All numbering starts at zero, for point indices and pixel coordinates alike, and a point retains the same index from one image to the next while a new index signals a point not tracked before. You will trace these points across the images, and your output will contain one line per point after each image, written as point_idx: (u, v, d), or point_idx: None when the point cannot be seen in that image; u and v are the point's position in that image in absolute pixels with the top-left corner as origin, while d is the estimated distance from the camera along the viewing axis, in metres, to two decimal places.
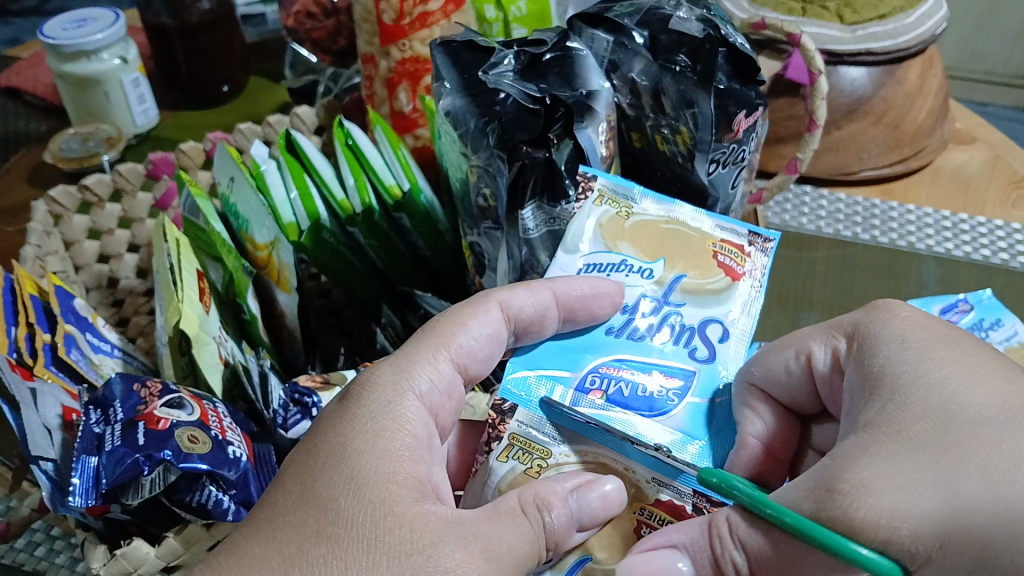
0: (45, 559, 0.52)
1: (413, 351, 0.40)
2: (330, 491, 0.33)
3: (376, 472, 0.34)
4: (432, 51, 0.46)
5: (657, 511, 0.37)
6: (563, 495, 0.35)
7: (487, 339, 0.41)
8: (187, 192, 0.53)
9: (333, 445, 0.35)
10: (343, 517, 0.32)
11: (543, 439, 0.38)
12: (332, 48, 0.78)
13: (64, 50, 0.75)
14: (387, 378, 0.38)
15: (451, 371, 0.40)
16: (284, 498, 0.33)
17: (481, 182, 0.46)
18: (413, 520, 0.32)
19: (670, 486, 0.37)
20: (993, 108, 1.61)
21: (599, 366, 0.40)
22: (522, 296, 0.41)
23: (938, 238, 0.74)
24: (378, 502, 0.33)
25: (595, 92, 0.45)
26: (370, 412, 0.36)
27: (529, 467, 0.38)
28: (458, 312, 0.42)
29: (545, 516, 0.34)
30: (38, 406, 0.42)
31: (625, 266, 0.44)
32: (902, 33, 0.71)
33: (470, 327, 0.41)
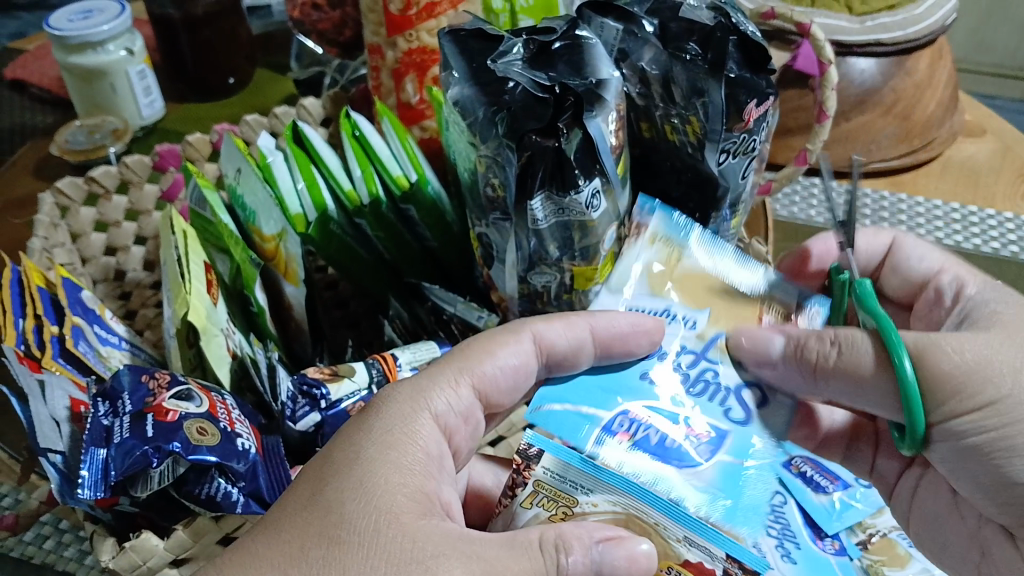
0: (53, 552, 0.52)
1: (436, 372, 0.39)
2: (338, 495, 0.33)
3: (388, 484, 0.34)
4: (440, 41, 0.46)
5: (683, 572, 0.36)
6: (588, 543, 0.33)
7: (512, 371, 0.41)
8: (193, 184, 0.53)
9: (347, 452, 0.35)
10: (349, 521, 0.32)
11: (568, 488, 0.37)
12: (338, 39, 0.78)
13: (69, 42, 0.74)
14: (405, 396, 0.38)
15: (470, 397, 0.39)
16: (290, 502, 0.33)
17: (490, 173, 0.46)
18: (415, 532, 0.32)
19: (702, 548, 0.35)
20: (1001, 101, 1.56)
21: (630, 410, 0.39)
22: (558, 328, 0.40)
23: (948, 230, 0.74)
24: (382, 508, 0.33)
25: (605, 80, 0.43)
26: (387, 425, 0.36)
27: (552, 514, 0.37)
28: (491, 338, 0.41)
29: (562, 557, 0.33)
30: (46, 398, 0.42)
31: (668, 314, 0.42)
32: (911, 25, 0.72)
33: (498, 357, 0.40)
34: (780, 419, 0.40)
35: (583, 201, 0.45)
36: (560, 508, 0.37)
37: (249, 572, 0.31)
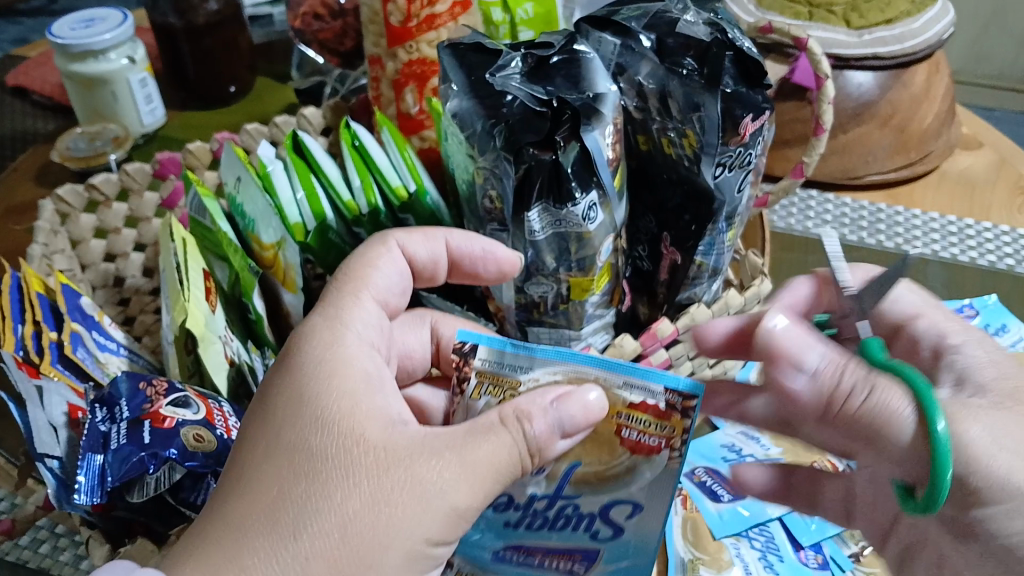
0: (49, 557, 0.53)
1: (336, 297, 0.42)
2: (299, 435, 0.35)
3: (342, 411, 0.35)
4: (439, 54, 0.47)
5: (634, 413, 0.37)
6: (544, 407, 0.35)
7: (397, 275, 0.45)
8: (194, 192, 0.53)
9: (291, 393, 0.36)
10: (318, 455, 0.34)
11: (508, 371, 0.38)
12: (340, 49, 0.78)
13: (71, 50, 0.75)
14: (321, 324, 0.40)
15: (376, 309, 0.43)
16: (252, 454, 0.35)
17: (488, 184, 0.46)
18: (384, 443, 0.35)
19: (642, 388, 0.37)
20: (1001, 113, 1.59)
21: (715, 468, 0.57)
22: (419, 240, 0.46)
23: (945, 243, 0.74)
24: (347, 433, 0.35)
25: (602, 95, 0.44)
26: (315, 359, 0.38)
27: (501, 398, 0.38)
28: (363, 256, 0.44)
29: (525, 426, 0.35)
30: (44, 403, 0.42)
31: (756, 442, 0.59)
32: (908, 38, 0.72)
33: (380, 265, 0.44)
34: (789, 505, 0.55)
35: (579, 214, 0.45)
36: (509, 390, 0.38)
37: (240, 530, 0.32)
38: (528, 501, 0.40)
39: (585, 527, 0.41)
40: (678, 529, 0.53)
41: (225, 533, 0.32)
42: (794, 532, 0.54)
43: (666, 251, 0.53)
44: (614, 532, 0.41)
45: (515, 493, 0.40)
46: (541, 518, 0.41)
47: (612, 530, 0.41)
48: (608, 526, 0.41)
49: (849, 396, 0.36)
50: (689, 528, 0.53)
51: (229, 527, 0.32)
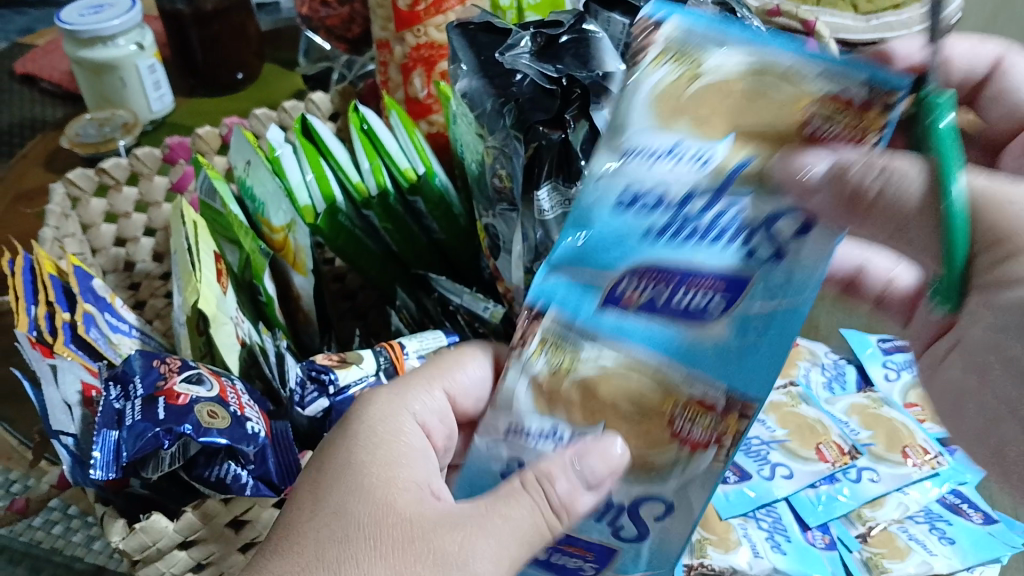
0: (62, 537, 0.53)
1: (410, 382, 0.41)
2: (341, 500, 0.34)
3: (382, 483, 0.35)
4: (449, 34, 0.47)
5: (689, 409, 0.32)
6: (566, 465, 0.33)
7: (481, 379, 0.42)
8: (204, 175, 0.53)
9: (339, 459, 0.36)
10: (355, 520, 0.34)
11: (575, 338, 0.34)
12: (346, 35, 0.78)
13: (81, 36, 0.75)
14: (382, 402, 0.40)
15: (443, 401, 0.41)
16: (297, 513, 0.34)
17: (497, 164, 0.47)
18: (413, 517, 0.34)
19: (706, 382, 0.31)
20: None
21: (718, 449, 0.57)
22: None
23: None
24: (383, 502, 0.34)
25: (611, 74, 0.43)
26: (368, 428, 0.38)
27: (561, 362, 0.34)
28: (452, 353, 0.43)
29: (545, 488, 0.33)
30: (59, 382, 0.42)
31: (762, 421, 0.59)
32: (916, 23, 0.72)
33: (467, 364, 0.42)
34: (796, 486, 0.55)
35: None
36: (673, 92, 0.33)
37: None
38: (680, 199, 0.32)
39: (732, 238, 0.31)
40: None
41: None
42: (800, 511, 0.54)
43: None
44: (775, 255, 0.30)
45: (668, 191, 0.32)
46: (688, 225, 0.32)
47: (773, 247, 0.30)
48: (633, 525, 0.35)
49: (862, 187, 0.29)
50: None
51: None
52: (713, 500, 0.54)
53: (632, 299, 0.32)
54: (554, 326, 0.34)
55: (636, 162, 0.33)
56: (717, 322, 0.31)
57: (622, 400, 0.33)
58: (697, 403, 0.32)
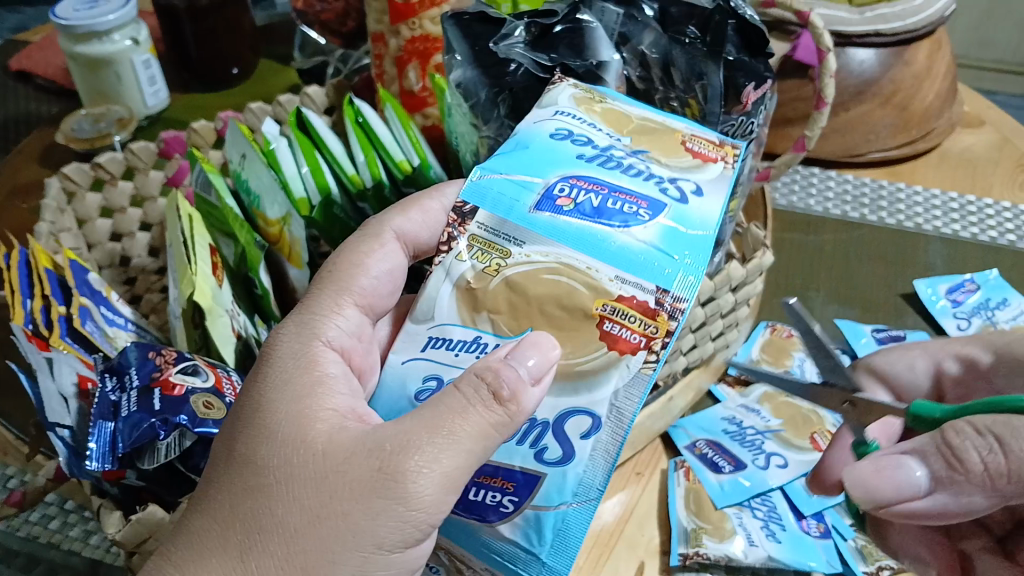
0: (58, 532, 0.53)
1: (315, 302, 0.39)
2: (250, 446, 0.33)
3: (291, 419, 0.34)
4: (443, 24, 0.47)
5: (619, 305, 0.35)
6: (503, 359, 0.33)
7: (387, 276, 0.41)
8: (199, 168, 0.54)
9: (252, 404, 0.35)
10: (265, 465, 0.33)
11: (502, 240, 0.37)
12: (341, 30, 0.78)
13: (76, 31, 0.74)
14: (291, 335, 0.38)
15: (358, 315, 0.40)
16: (213, 474, 0.34)
17: (491, 154, 0.47)
18: (325, 448, 0.32)
19: (635, 284, 0.35)
20: (1001, 97, 1.58)
21: (713, 439, 0.58)
22: (417, 221, 0.42)
23: (946, 220, 0.75)
24: (294, 440, 0.33)
25: (605, 63, 0.45)
26: (283, 368, 0.36)
27: (487, 265, 0.37)
28: (356, 249, 0.41)
29: (493, 390, 0.32)
30: (54, 373, 0.43)
31: (757, 412, 0.59)
32: (910, 15, 0.72)
33: (370, 268, 0.41)
34: (789, 475, 0.55)
35: None
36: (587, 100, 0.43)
37: (197, 554, 0.32)
38: (605, 145, 0.40)
39: (654, 179, 0.38)
40: (681, 499, 0.54)
41: (186, 553, 0.32)
42: (795, 500, 0.54)
43: None
44: (681, 197, 0.38)
45: (593, 138, 0.40)
46: (611, 160, 0.39)
47: (680, 192, 0.38)
48: (558, 445, 0.34)
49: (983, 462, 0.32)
50: (692, 499, 0.54)
51: (191, 547, 0.32)
52: (708, 490, 0.54)
53: (568, 202, 0.37)
54: (484, 227, 0.38)
55: (565, 114, 0.41)
56: (645, 227, 0.36)
57: (552, 303, 0.36)
58: (622, 301, 0.35)
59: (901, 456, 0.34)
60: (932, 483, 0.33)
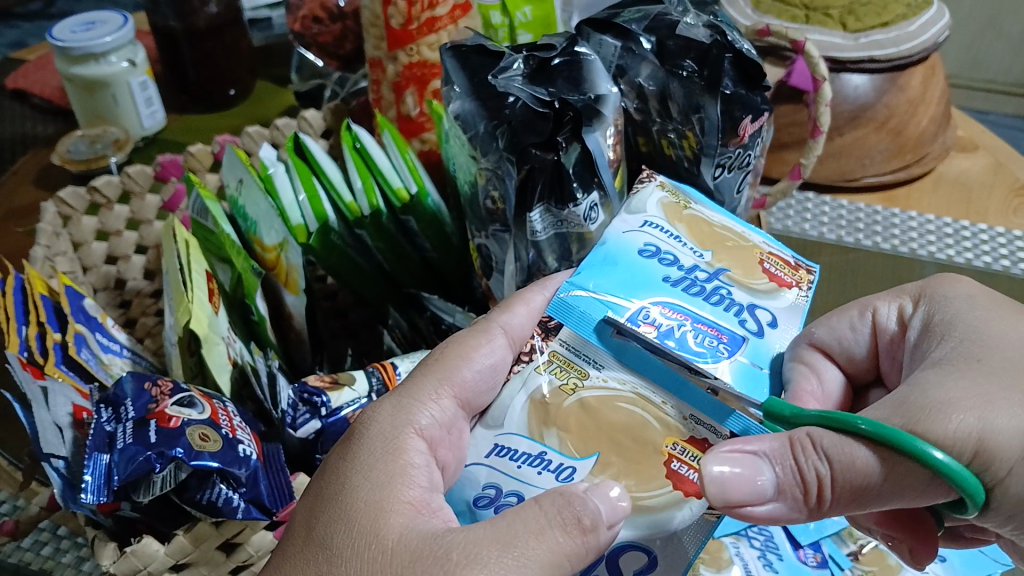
0: (51, 558, 0.52)
1: (415, 387, 0.40)
2: (328, 531, 0.34)
3: (368, 508, 0.34)
4: (441, 55, 0.47)
5: (689, 448, 0.36)
6: (586, 492, 0.33)
7: (490, 371, 0.41)
8: (196, 194, 0.53)
9: (334, 484, 0.36)
10: (339, 555, 0.34)
11: (582, 361, 0.38)
12: (339, 52, 0.79)
13: (72, 53, 0.75)
14: (387, 417, 0.39)
15: (454, 407, 0.40)
16: (290, 547, 0.35)
17: (490, 185, 0.48)
18: (394, 544, 0.33)
19: (709, 426, 0.36)
20: (994, 116, 1.62)
21: None
22: (522, 315, 0.42)
23: (940, 244, 0.75)
24: (367, 533, 0.34)
25: (603, 96, 0.45)
26: (370, 451, 0.37)
27: (564, 383, 0.38)
28: (464, 344, 0.42)
29: (576, 518, 0.32)
30: (49, 404, 0.43)
31: None
32: (904, 42, 0.73)
33: (475, 360, 0.41)
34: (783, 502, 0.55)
35: (581, 214, 0.47)
36: (675, 209, 0.45)
37: None
38: (691, 265, 0.41)
39: (733, 310, 0.40)
40: None
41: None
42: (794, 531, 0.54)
43: None
44: (758, 329, 0.40)
45: (680, 258, 0.42)
46: (695, 285, 0.40)
47: (756, 324, 0.40)
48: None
49: (823, 482, 0.34)
50: None
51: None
52: None
53: (651, 328, 0.38)
54: (566, 344, 0.39)
55: (654, 229, 0.43)
56: (725, 366, 0.37)
57: (624, 433, 0.37)
58: (691, 443, 0.36)
59: (756, 459, 0.34)
60: (776, 492, 0.34)
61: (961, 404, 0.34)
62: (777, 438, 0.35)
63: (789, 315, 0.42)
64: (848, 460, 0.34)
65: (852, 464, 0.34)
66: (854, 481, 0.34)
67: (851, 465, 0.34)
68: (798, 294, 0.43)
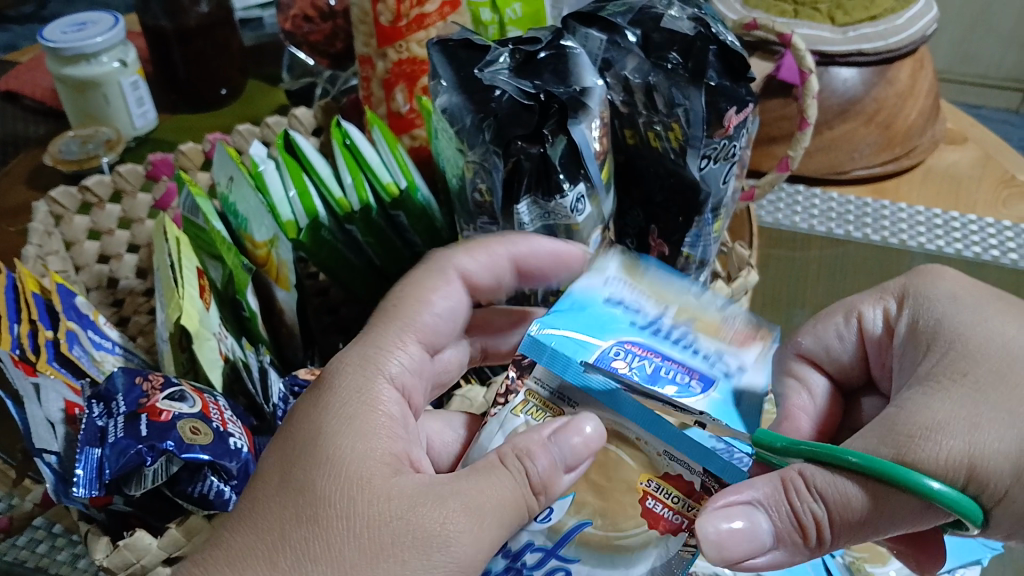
0: (46, 556, 0.53)
1: (380, 335, 0.41)
2: (309, 473, 0.34)
3: (352, 453, 0.35)
4: (429, 51, 0.48)
5: (664, 484, 0.37)
6: (544, 443, 0.35)
7: (447, 314, 0.44)
8: (186, 191, 0.53)
9: (309, 428, 0.36)
10: (322, 495, 0.33)
11: (557, 399, 0.39)
12: (329, 51, 0.79)
13: (63, 53, 0.75)
14: (356, 367, 0.39)
15: (419, 352, 0.42)
16: (266, 486, 0.35)
17: (477, 178, 0.48)
18: (389, 491, 0.34)
19: (682, 462, 0.37)
20: (986, 111, 1.63)
21: None
22: (480, 262, 0.46)
23: (930, 235, 0.74)
24: (356, 478, 0.34)
25: (588, 89, 0.46)
26: (343, 398, 0.37)
27: (540, 424, 0.39)
28: (422, 288, 0.44)
29: (525, 465, 0.35)
30: (41, 400, 0.43)
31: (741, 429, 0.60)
32: (892, 34, 0.73)
33: (433, 304, 0.44)
34: None
35: (568, 206, 0.47)
36: (637, 251, 0.43)
37: (241, 562, 0.32)
38: (658, 311, 0.39)
39: (701, 354, 0.38)
40: None
41: (224, 567, 0.32)
42: None
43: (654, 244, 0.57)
44: (728, 375, 0.38)
45: (644, 305, 0.40)
46: (662, 330, 0.39)
47: (727, 368, 0.38)
48: None
49: (820, 524, 0.34)
50: None
51: (230, 562, 0.32)
52: None
53: (624, 365, 0.36)
54: (541, 382, 0.39)
55: (617, 283, 0.41)
56: (697, 397, 0.36)
57: (598, 470, 0.39)
58: (667, 480, 0.37)
59: (749, 508, 0.34)
60: (774, 539, 0.34)
61: (950, 429, 0.34)
62: (770, 484, 0.34)
63: (761, 366, 0.38)
64: (844, 501, 0.33)
65: (854, 517, 0.33)
66: (851, 520, 0.34)
67: (847, 506, 0.33)
68: (765, 347, 0.40)
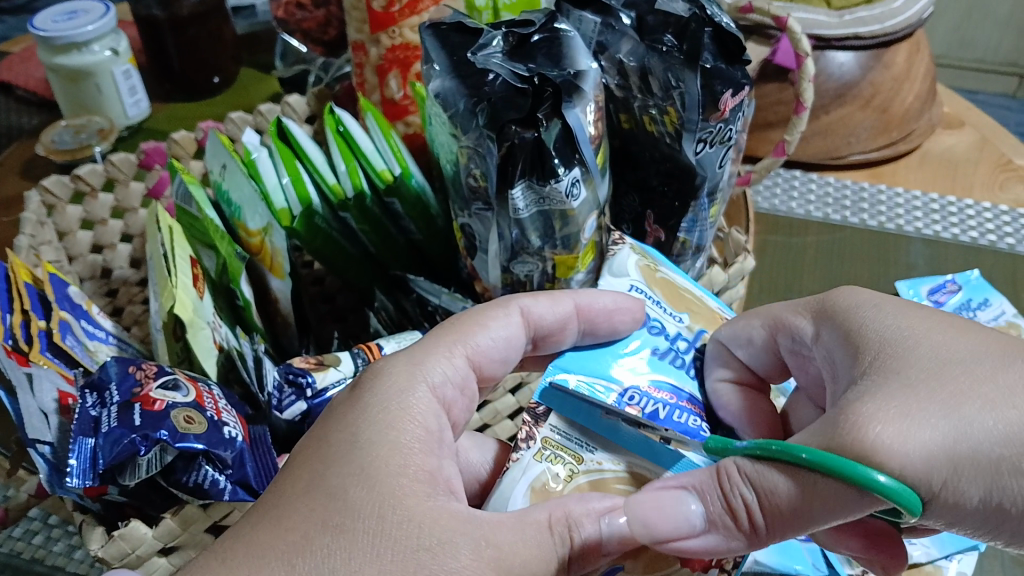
0: (42, 547, 0.53)
1: (431, 344, 0.41)
2: (343, 482, 0.33)
3: (385, 467, 0.34)
4: (421, 34, 0.47)
5: None
6: (596, 517, 0.35)
7: (503, 342, 0.43)
8: (179, 179, 0.53)
9: (345, 435, 0.35)
10: (354, 507, 0.33)
11: (575, 445, 0.39)
12: (323, 38, 0.78)
13: (54, 42, 0.74)
14: (403, 369, 0.39)
15: (466, 367, 0.41)
16: (293, 486, 0.34)
17: (472, 163, 0.48)
18: (423, 516, 0.33)
19: None
20: (983, 96, 1.63)
21: None
22: (544, 304, 0.44)
23: (927, 220, 0.76)
24: (388, 494, 0.33)
25: (582, 72, 0.46)
26: (384, 402, 0.37)
27: (562, 470, 0.38)
28: (481, 313, 0.44)
29: (573, 533, 0.34)
30: (34, 391, 0.43)
31: None
32: (888, 18, 0.72)
33: (490, 328, 0.43)
34: None
35: (563, 190, 0.46)
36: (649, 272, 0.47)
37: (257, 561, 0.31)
38: (676, 334, 0.44)
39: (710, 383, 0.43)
40: None
41: (238, 556, 0.31)
42: None
43: (650, 229, 0.57)
44: None
45: (664, 325, 0.44)
46: (678, 357, 0.44)
47: None
48: None
49: (752, 511, 0.33)
50: None
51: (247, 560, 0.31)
52: None
53: (636, 408, 0.39)
54: (557, 430, 0.39)
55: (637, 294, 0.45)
56: None
57: None
58: None
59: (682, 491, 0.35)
60: (707, 524, 0.34)
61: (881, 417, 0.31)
62: (710, 474, 0.34)
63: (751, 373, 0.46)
64: (773, 490, 0.32)
65: (790, 518, 0.32)
66: (780, 509, 0.32)
67: (775, 494, 0.32)
68: None
